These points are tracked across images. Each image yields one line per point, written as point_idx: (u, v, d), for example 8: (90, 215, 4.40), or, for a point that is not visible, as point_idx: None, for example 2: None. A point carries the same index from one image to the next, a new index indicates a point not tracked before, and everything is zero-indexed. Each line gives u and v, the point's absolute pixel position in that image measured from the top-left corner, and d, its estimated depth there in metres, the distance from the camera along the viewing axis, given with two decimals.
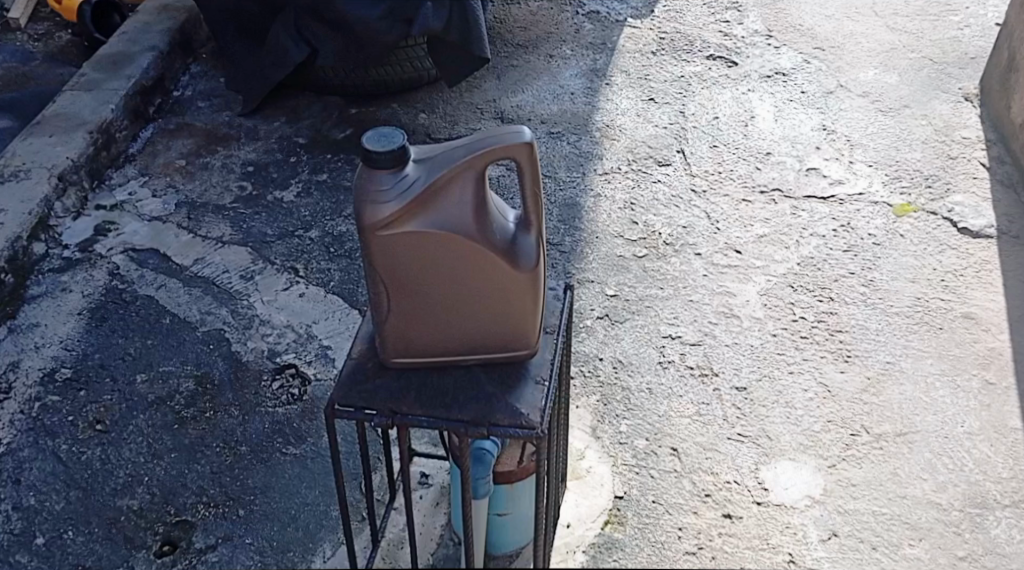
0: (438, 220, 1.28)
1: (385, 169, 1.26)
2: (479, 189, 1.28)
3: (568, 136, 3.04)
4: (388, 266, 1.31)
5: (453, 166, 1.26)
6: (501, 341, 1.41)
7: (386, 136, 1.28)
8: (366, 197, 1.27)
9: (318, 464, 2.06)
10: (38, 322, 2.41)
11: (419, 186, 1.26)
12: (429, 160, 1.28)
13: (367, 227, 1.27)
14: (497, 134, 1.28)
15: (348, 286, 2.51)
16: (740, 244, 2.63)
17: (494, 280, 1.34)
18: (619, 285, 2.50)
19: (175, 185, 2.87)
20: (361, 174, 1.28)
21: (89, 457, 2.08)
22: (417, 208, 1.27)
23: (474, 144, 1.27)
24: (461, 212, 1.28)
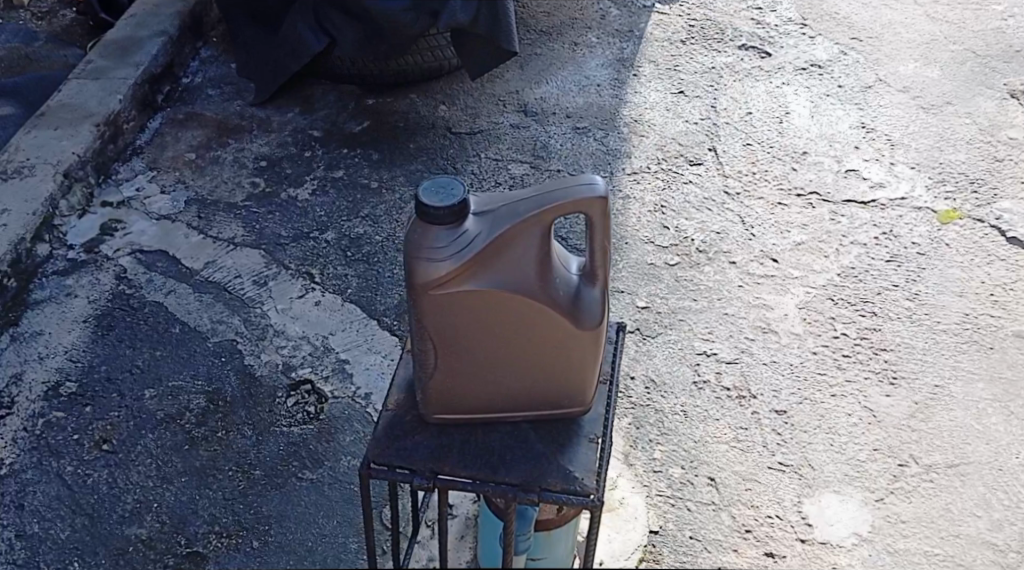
0: (498, 275, 1.31)
1: (445, 223, 1.29)
2: (542, 245, 1.32)
3: (594, 132, 2.90)
4: (442, 321, 1.34)
5: (517, 220, 1.29)
6: (556, 394, 1.45)
7: (444, 187, 1.31)
8: (423, 252, 1.30)
9: (335, 491, 1.98)
10: (42, 330, 2.31)
11: (481, 241, 1.29)
12: (490, 212, 1.31)
13: (424, 286, 1.31)
14: (563, 182, 1.32)
15: (366, 294, 2.40)
16: (777, 252, 2.50)
17: (554, 335, 1.38)
18: (651, 296, 2.38)
19: (184, 181, 2.75)
20: (417, 228, 1.31)
21: (95, 481, 1.99)
22: (478, 265, 1.30)
23: (540, 195, 1.30)
24: (524, 265, 1.32)
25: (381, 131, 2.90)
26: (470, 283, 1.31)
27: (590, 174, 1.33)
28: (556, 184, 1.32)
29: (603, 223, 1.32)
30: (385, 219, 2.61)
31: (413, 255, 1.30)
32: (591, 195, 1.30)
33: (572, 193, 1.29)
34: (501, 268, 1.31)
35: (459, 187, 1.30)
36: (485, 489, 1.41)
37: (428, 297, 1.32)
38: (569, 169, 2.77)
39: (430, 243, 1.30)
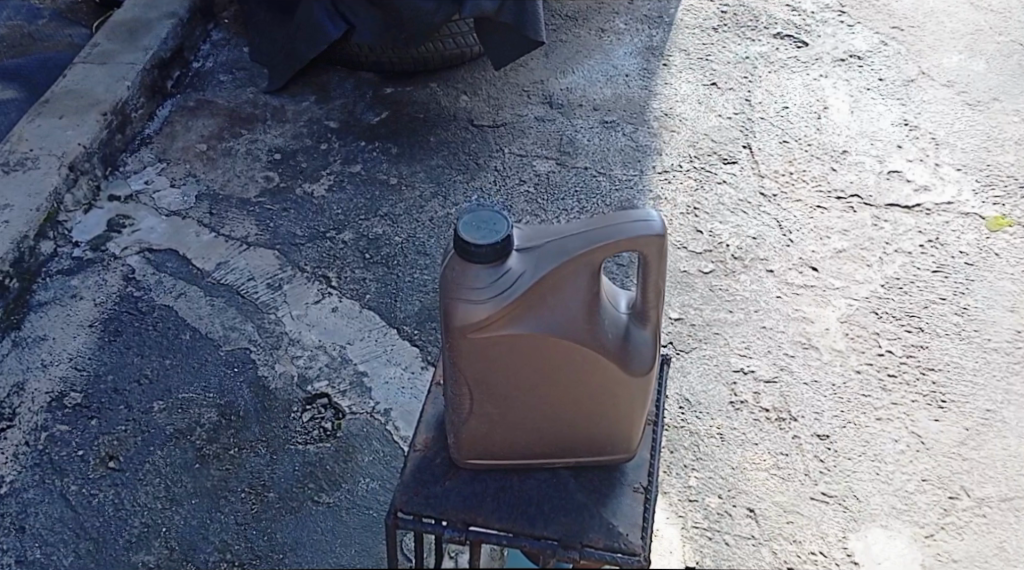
0: (542, 315, 1.35)
1: (487, 261, 1.33)
2: (588, 287, 1.35)
3: (623, 126, 2.76)
4: (483, 363, 1.39)
5: (564, 260, 1.33)
6: (598, 436, 1.48)
7: (487, 222, 1.35)
8: (465, 289, 1.34)
9: (354, 517, 1.92)
10: (46, 335, 2.21)
11: (525, 280, 1.33)
12: (534, 250, 1.35)
13: (465, 330, 1.35)
14: (609, 220, 1.35)
15: (386, 301, 2.30)
16: (816, 259, 2.39)
17: (598, 378, 1.41)
18: (684, 306, 2.27)
19: (194, 174, 2.62)
20: (459, 265, 1.35)
21: (100, 502, 1.94)
22: (521, 307, 1.34)
23: (587, 233, 1.34)
24: (570, 306, 1.36)
25: (400, 123, 2.78)
26: (513, 324, 1.35)
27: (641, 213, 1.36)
28: (602, 222, 1.35)
29: (656, 265, 1.35)
30: (404, 218, 2.49)
31: (454, 292, 1.35)
32: (642, 236, 1.33)
33: (622, 231, 1.33)
34: (545, 310, 1.35)
35: (502, 225, 1.34)
36: (523, 543, 1.45)
37: (469, 335, 1.36)
38: (597, 166, 2.64)
39: (472, 280, 1.34)
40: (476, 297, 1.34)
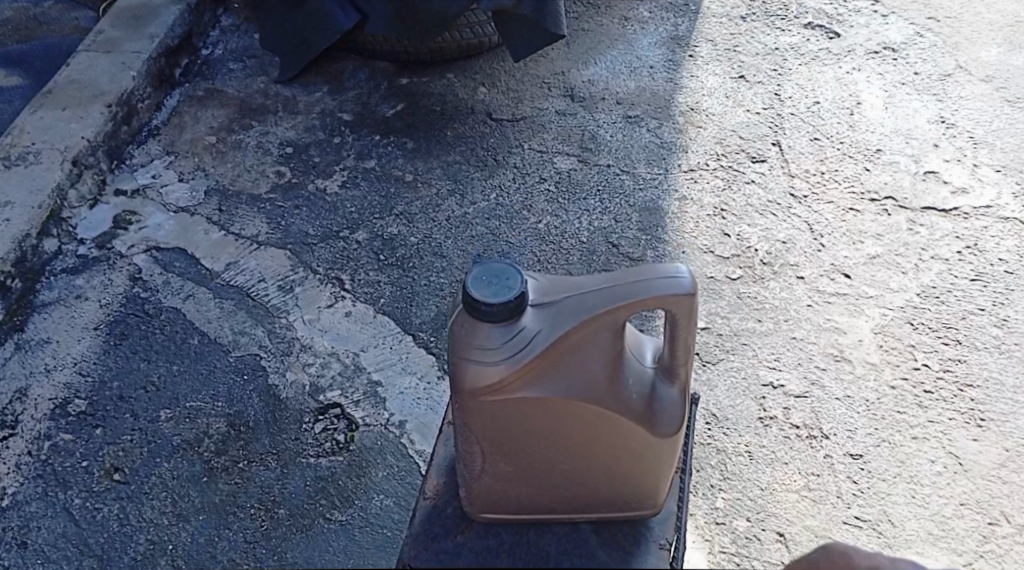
0: (559, 375, 1.30)
1: (499, 320, 1.29)
2: (609, 346, 1.30)
3: (647, 121, 2.66)
4: (495, 423, 1.34)
5: (582, 318, 1.27)
6: (621, 493, 1.41)
7: (499, 278, 1.32)
8: (475, 349, 1.30)
9: (366, 536, 1.89)
10: (49, 337, 2.14)
11: (540, 340, 1.28)
12: (550, 306, 1.30)
13: (476, 391, 1.31)
14: (631, 275, 1.29)
15: (401, 306, 2.22)
16: (850, 266, 2.32)
17: (620, 437, 1.36)
18: (710, 316, 2.22)
19: (203, 168, 2.54)
20: (470, 323, 1.31)
21: (105, 517, 1.90)
22: (536, 368, 1.29)
23: (608, 289, 1.28)
24: (590, 365, 1.31)
25: (415, 115, 2.68)
26: (527, 385, 1.30)
27: (667, 268, 1.30)
28: (623, 277, 1.30)
29: (684, 324, 1.30)
30: (420, 218, 2.40)
31: (465, 351, 1.31)
32: (667, 292, 1.27)
33: (646, 288, 1.27)
34: (562, 370, 1.30)
35: (515, 282, 1.30)
36: None
37: (481, 396, 1.31)
38: (620, 163, 2.54)
39: (483, 340, 1.30)
40: (488, 358, 1.30)
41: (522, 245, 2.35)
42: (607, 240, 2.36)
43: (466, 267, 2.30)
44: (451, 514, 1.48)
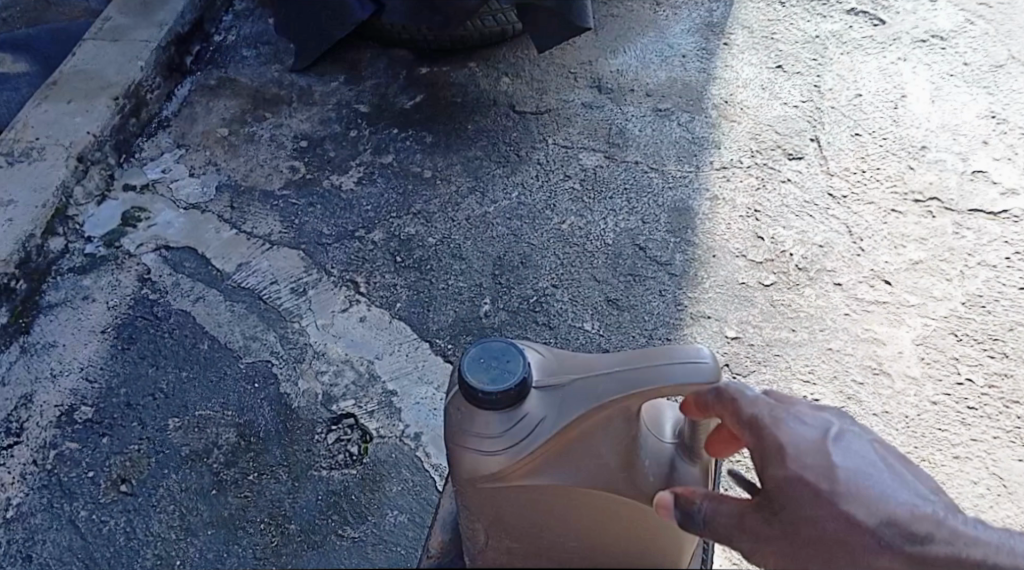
0: (565, 460, 1.27)
1: (499, 406, 1.26)
2: (619, 431, 1.27)
3: (678, 115, 2.54)
4: (502, 506, 1.32)
5: (591, 407, 1.23)
6: None
7: (498, 359, 1.28)
8: (474, 437, 1.27)
9: (380, 555, 1.80)
10: (55, 341, 2.08)
11: (544, 429, 1.25)
12: (555, 391, 1.27)
13: (478, 479, 1.28)
14: (643, 359, 1.25)
15: (417, 310, 2.14)
16: (890, 272, 2.20)
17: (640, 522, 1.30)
18: (742, 324, 2.11)
19: (214, 162, 2.46)
20: (468, 408, 1.28)
21: (111, 530, 1.82)
22: (542, 457, 1.26)
23: (622, 374, 1.24)
24: (599, 451, 1.27)
25: (435, 107, 2.58)
26: (533, 473, 1.27)
27: (692, 349, 1.25)
28: (635, 361, 1.25)
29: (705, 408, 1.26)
30: (439, 217, 2.31)
31: (463, 438, 1.28)
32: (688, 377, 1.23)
33: (664, 374, 1.23)
34: (570, 457, 1.27)
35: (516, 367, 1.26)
36: None
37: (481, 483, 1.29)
38: (649, 160, 2.42)
39: (482, 429, 1.26)
40: (488, 446, 1.26)
41: (544, 248, 2.24)
42: (634, 242, 2.25)
43: (485, 269, 2.21)
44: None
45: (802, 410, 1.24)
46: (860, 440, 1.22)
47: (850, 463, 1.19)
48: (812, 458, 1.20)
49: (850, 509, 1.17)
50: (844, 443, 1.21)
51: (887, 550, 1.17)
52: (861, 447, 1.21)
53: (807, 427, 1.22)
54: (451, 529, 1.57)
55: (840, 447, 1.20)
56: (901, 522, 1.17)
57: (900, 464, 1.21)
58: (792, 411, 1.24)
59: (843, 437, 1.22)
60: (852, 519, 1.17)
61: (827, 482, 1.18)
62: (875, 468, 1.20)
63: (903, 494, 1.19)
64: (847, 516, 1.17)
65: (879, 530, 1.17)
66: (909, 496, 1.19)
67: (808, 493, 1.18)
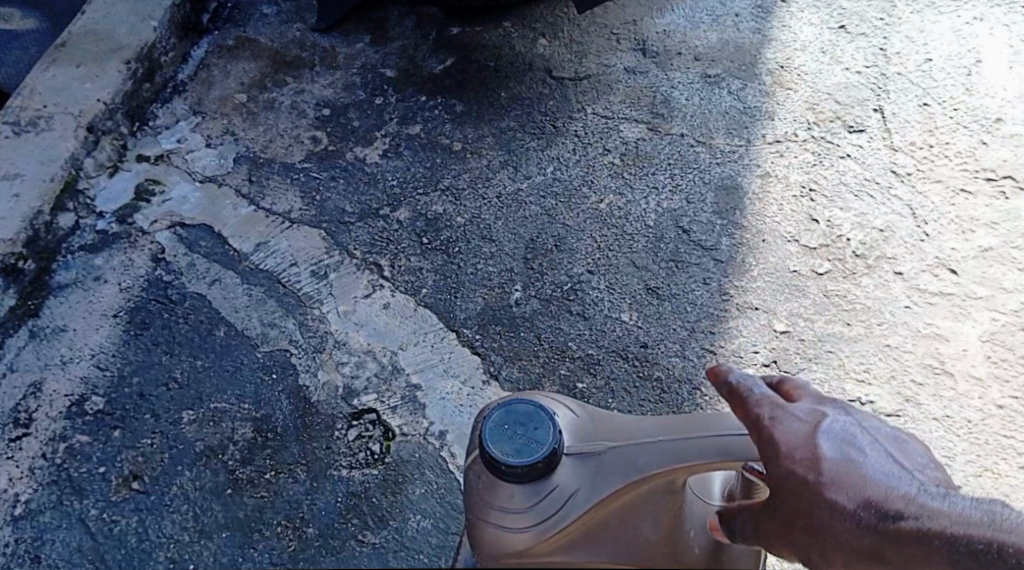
0: (604, 538, 1.31)
1: (526, 479, 1.31)
2: (660, 502, 1.32)
3: (729, 81, 2.35)
4: None
5: (628, 482, 1.28)
6: None
7: (524, 426, 1.33)
8: (498, 511, 1.32)
9: (402, 563, 1.68)
10: (66, 326, 1.98)
11: (577, 501, 1.30)
12: (590, 461, 1.32)
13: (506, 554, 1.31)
14: (680, 430, 1.28)
15: (444, 297, 2.01)
16: (956, 260, 2.02)
17: None
18: (792, 316, 1.96)
19: (232, 131, 2.33)
20: (493, 480, 1.33)
21: (123, 530, 1.71)
22: (577, 535, 1.30)
23: (658, 448, 1.28)
24: (639, 524, 1.32)
25: (466, 72, 2.42)
26: (570, 551, 1.30)
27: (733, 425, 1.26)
28: (673, 431, 1.29)
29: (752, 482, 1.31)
30: (468, 194, 2.18)
31: (488, 511, 1.33)
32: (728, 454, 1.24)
33: (699, 451, 1.25)
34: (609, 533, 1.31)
35: (542, 436, 1.32)
36: None
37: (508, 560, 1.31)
38: (695, 133, 2.25)
39: (508, 501, 1.32)
40: (513, 521, 1.31)
41: (580, 229, 2.10)
42: (677, 225, 2.10)
43: (517, 253, 2.07)
44: None
45: (797, 405, 1.22)
46: (848, 428, 1.20)
47: (836, 450, 1.17)
48: (802, 450, 1.17)
49: (836, 495, 1.14)
50: (835, 431, 1.19)
51: (871, 533, 1.12)
52: (848, 435, 1.19)
53: (799, 420, 1.20)
54: None
55: (829, 436, 1.18)
56: (883, 505, 1.13)
57: (885, 449, 1.19)
58: (787, 406, 1.22)
59: (834, 427, 1.19)
60: (837, 505, 1.14)
61: (813, 471, 1.15)
62: (861, 453, 1.17)
63: (882, 476, 1.15)
64: (831, 503, 1.14)
65: (863, 514, 1.13)
66: (894, 479, 1.15)
67: (798, 483, 1.16)
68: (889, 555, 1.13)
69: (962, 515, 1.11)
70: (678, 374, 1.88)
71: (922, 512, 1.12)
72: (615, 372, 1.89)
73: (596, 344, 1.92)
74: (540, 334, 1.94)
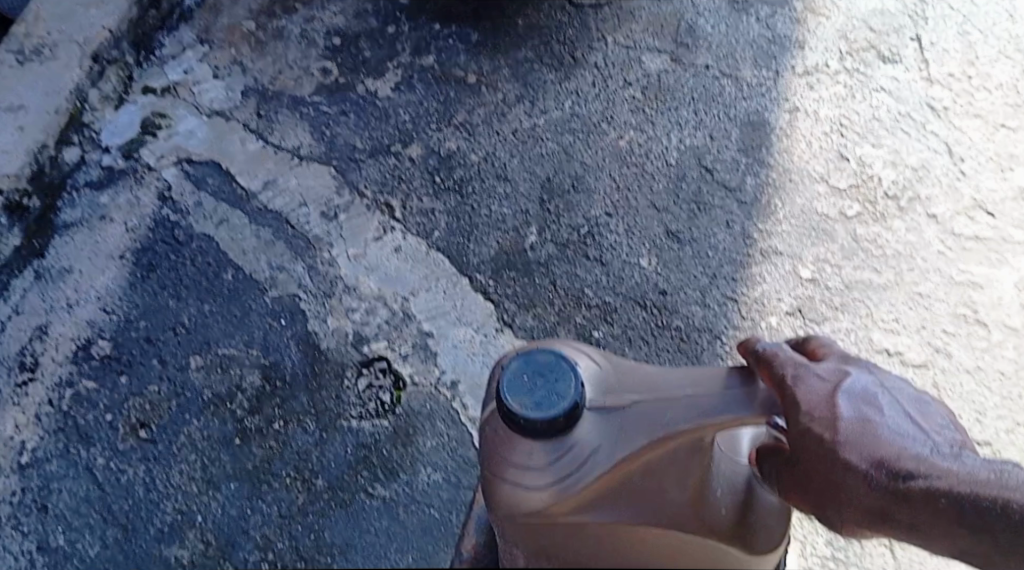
0: (620, 504, 1.17)
1: (545, 435, 1.16)
2: (689, 463, 1.17)
3: (757, 7, 2.23)
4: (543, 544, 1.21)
5: (650, 441, 1.13)
6: None
7: (544, 378, 1.17)
8: (515, 468, 1.17)
9: (412, 517, 1.66)
10: (71, 267, 1.93)
11: (597, 459, 1.15)
12: (611, 415, 1.17)
13: (519, 514, 1.17)
14: (711, 386, 1.14)
15: (456, 240, 1.95)
16: (993, 202, 1.92)
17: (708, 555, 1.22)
18: (818, 262, 1.88)
19: (240, 61, 2.24)
20: (510, 435, 1.18)
21: (130, 481, 1.70)
22: (594, 499, 1.16)
23: (686, 405, 1.13)
24: (666, 489, 1.17)
25: None
26: (582, 514, 1.17)
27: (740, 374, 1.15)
28: (702, 386, 1.15)
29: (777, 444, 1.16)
30: (483, 130, 2.09)
31: (504, 468, 1.18)
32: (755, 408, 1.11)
33: (726, 411, 1.11)
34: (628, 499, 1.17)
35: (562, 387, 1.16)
36: None
37: (523, 520, 1.18)
38: (721, 64, 2.14)
39: (524, 457, 1.17)
40: (531, 480, 1.16)
41: (598, 167, 2.02)
42: (700, 163, 2.01)
43: (533, 193, 2.00)
44: None
45: (823, 365, 1.13)
46: (871, 386, 1.11)
47: (856, 410, 1.07)
48: (821, 408, 1.07)
49: (850, 455, 1.04)
50: (857, 391, 1.09)
51: (883, 494, 1.02)
52: (870, 395, 1.10)
53: (822, 378, 1.11)
54: (485, 530, 1.45)
55: (850, 394, 1.09)
56: (898, 465, 1.03)
57: (907, 408, 1.10)
58: (812, 365, 1.13)
59: (857, 388, 1.10)
60: (850, 465, 1.04)
61: (829, 429, 1.06)
62: (881, 414, 1.08)
63: (899, 436, 1.06)
64: (844, 462, 1.04)
65: (875, 474, 1.03)
66: (911, 441, 1.06)
67: (814, 443, 1.07)
68: (901, 519, 1.02)
69: (977, 477, 1.00)
70: (698, 323, 1.82)
71: (936, 473, 1.02)
72: (632, 321, 1.83)
73: (613, 291, 1.86)
74: (556, 280, 1.88)
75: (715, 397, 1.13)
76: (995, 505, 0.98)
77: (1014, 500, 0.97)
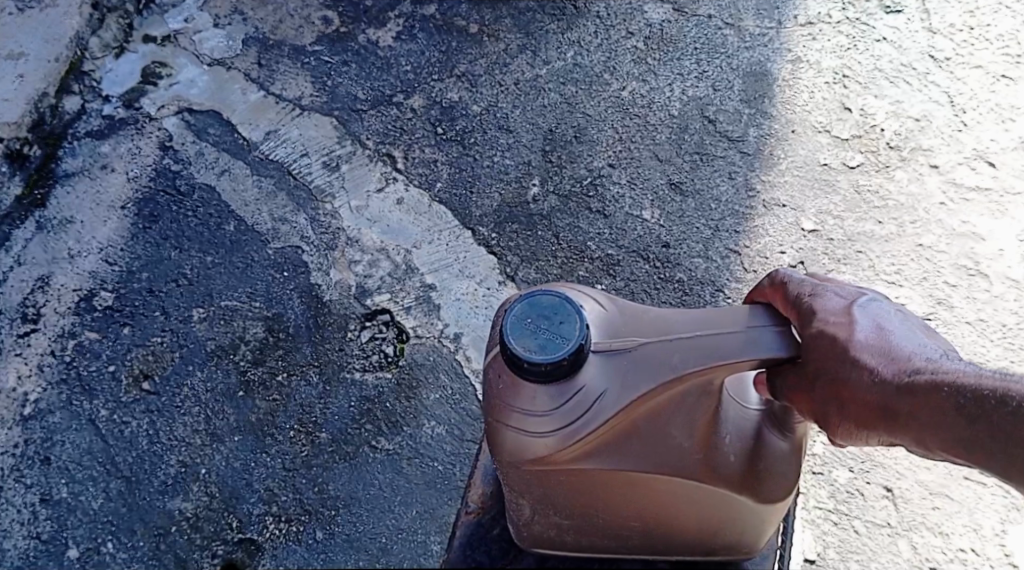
0: (625, 449, 1.14)
1: (551, 380, 1.10)
2: (697, 405, 1.14)
3: None
4: (546, 488, 1.19)
5: (659, 384, 1.10)
6: (717, 542, 1.27)
7: (549, 320, 1.12)
8: (519, 415, 1.12)
9: (415, 470, 1.68)
10: (73, 217, 1.92)
11: (604, 403, 1.11)
12: (619, 357, 1.12)
13: (524, 460, 1.14)
14: (724, 326, 1.11)
15: (458, 192, 1.94)
16: (995, 153, 1.91)
17: (712, 501, 1.20)
18: (820, 215, 1.88)
19: (241, 10, 2.21)
20: (512, 379, 1.12)
21: (133, 433, 1.72)
22: (600, 443, 1.13)
23: (699, 345, 1.10)
24: (673, 433, 1.15)
25: None
26: (586, 460, 1.14)
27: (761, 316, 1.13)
28: (714, 326, 1.12)
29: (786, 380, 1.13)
30: (484, 80, 2.07)
31: (507, 414, 1.13)
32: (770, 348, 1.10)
33: (740, 350, 1.10)
34: (635, 442, 1.14)
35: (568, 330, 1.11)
36: None
37: (527, 465, 1.15)
38: (724, 14, 2.12)
39: (529, 404, 1.11)
40: (536, 425, 1.12)
41: (601, 119, 2.01)
42: (703, 114, 1.99)
43: (535, 144, 1.99)
44: (496, 536, 1.40)
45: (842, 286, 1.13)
46: (888, 306, 1.10)
47: (870, 319, 1.07)
48: (835, 315, 1.08)
49: (860, 353, 1.04)
50: (874, 306, 1.09)
51: (891, 389, 1.02)
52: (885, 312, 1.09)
53: (839, 294, 1.11)
54: (493, 482, 1.45)
55: (867, 307, 1.08)
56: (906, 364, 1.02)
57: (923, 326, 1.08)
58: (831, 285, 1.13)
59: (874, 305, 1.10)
60: (859, 360, 1.04)
61: (841, 331, 1.06)
62: (895, 326, 1.07)
63: (911, 344, 1.05)
64: (853, 359, 1.04)
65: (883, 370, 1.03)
66: (923, 349, 1.05)
67: (826, 343, 1.07)
68: (907, 414, 1.01)
69: (982, 374, 0.98)
70: (701, 276, 1.82)
71: (942, 371, 1.01)
72: (635, 273, 1.83)
73: (615, 244, 1.86)
74: (558, 233, 1.88)
75: (728, 335, 1.11)
76: (994, 393, 0.95)
77: (1014, 391, 0.95)
